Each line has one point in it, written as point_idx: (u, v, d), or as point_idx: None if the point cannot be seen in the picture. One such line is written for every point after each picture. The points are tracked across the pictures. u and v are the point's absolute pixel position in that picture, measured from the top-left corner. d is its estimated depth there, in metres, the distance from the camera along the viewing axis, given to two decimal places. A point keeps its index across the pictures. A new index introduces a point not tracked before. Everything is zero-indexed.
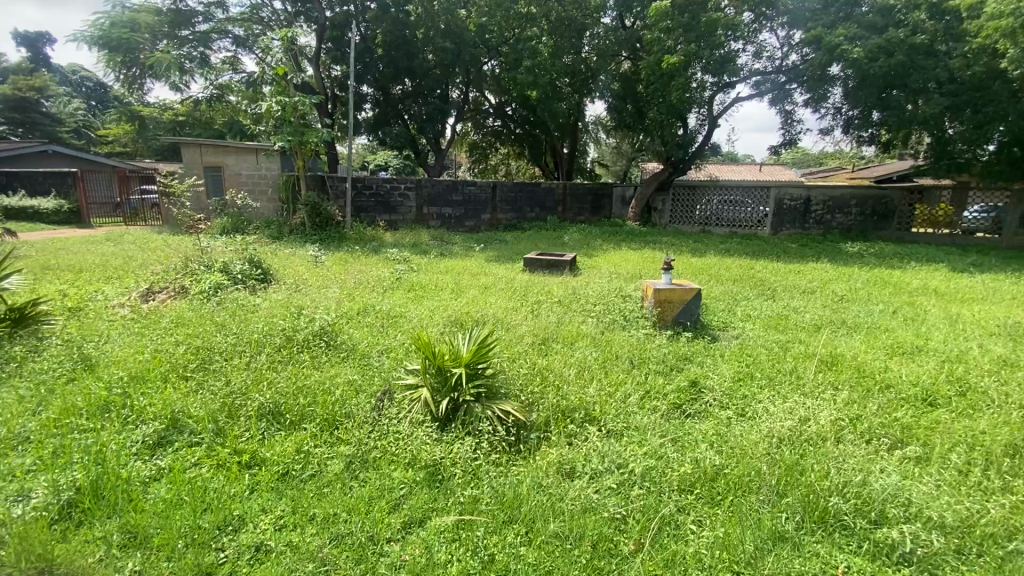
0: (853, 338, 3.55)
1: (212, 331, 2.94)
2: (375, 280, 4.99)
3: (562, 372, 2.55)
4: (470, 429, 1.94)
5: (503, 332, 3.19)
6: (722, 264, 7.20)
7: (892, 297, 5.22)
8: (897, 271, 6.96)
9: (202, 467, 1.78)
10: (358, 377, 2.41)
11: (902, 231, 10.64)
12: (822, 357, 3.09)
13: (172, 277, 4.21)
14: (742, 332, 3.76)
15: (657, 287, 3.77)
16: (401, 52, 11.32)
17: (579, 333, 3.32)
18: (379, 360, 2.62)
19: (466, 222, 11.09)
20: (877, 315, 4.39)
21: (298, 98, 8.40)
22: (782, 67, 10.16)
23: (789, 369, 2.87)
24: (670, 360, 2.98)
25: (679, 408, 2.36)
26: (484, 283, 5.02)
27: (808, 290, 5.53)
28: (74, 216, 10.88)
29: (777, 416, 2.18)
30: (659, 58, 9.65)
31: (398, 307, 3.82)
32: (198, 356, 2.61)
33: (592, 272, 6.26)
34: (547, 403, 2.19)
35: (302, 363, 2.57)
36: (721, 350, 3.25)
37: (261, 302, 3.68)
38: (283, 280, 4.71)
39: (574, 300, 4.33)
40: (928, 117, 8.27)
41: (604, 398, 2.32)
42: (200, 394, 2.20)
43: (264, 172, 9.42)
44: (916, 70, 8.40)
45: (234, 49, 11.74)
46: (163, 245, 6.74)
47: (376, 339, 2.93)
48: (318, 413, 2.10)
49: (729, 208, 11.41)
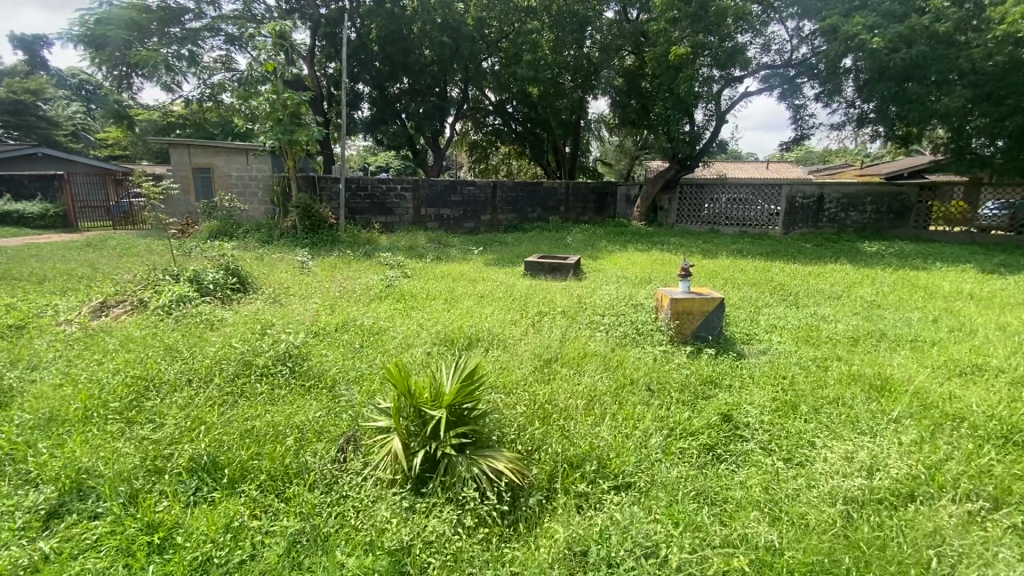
0: (900, 355, 3.11)
1: (160, 357, 2.50)
2: (362, 289, 4.57)
3: (568, 406, 2.13)
4: (451, 494, 1.53)
5: (500, 353, 2.78)
6: (736, 266, 6.74)
7: (928, 303, 4.76)
8: (922, 272, 6.50)
9: (96, 554, 1.34)
10: (322, 416, 2.00)
11: (920, 229, 10.34)
12: (870, 381, 2.64)
13: (132, 289, 3.78)
14: (769, 346, 3.33)
15: (674, 295, 3.33)
16: (397, 48, 10.80)
17: (587, 352, 2.89)
18: (349, 392, 2.21)
19: (465, 223, 10.67)
20: (916, 324, 3.94)
21: (287, 95, 7.96)
22: (791, 61, 9.73)
23: (836, 396, 2.45)
24: (693, 385, 2.56)
25: (712, 450, 1.95)
26: (481, 291, 4.60)
27: (834, 296, 5.07)
28: (61, 221, 10.50)
29: (837, 466, 1.77)
30: (665, 50, 9.20)
31: (382, 321, 3.40)
32: (133, 390, 2.17)
33: (598, 276, 5.83)
34: (549, 451, 1.77)
35: (257, 397, 2.15)
36: (751, 370, 2.82)
37: (227, 318, 3.26)
38: (260, 290, 4.29)
39: (579, 311, 3.90)
40: (951, 110, 7.74)
41: (620, 442, 1.90)
42: (122, 444, 1.77)
43: (254, 173, 9.03)
44: (936, 60, 7.91)
45: (226, 48, 11.36)
46: (140, 253, 6.30)
47: (350, 364, 2.51)
48: (264, 468, 1.68)
49: (739, 207, 10.94)
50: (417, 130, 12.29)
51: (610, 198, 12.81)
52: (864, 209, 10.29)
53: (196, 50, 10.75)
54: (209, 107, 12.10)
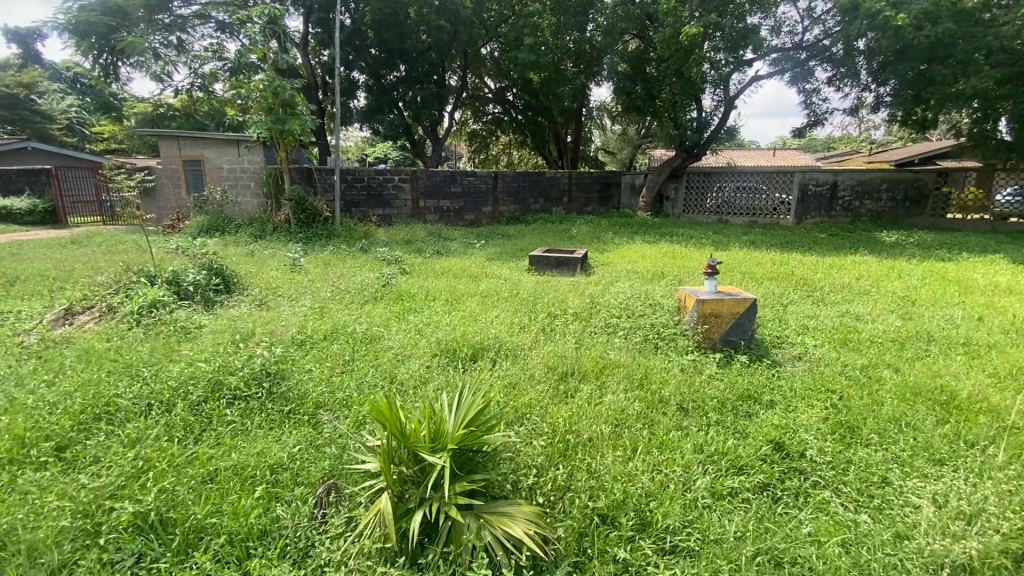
0: (957, 362, 2.77)
1: (116, 377, 2.16)
2: (356, 288, 4.24)
3: (593, 435, 1.81)
4: (458, 569, 1.20)
5: (508, 365, 2.45)
6: (752, 259, 6.40)
7: (966, 298, 4.42)
8: (950, 264, 6.17)
9: None
10: (301, 455, 1.68)
11: (936, 218, 9.78)
12: (935, 397, 2.31)
13: (102, 293, 3.43)
14: (807, 352, 2.99)
15: (701, 296, 3.00)
16: (393, 33, 10.30)
17: (609, 363, 2.56)
18: (333, 420, 1.89)
19: (465, 215, 10.30)
20: (963, 324, 3.59)
21: (278, 82, 7.54)
22: (802, 43, 9.24)
23: (897, 416, 2.12)
24: (730, 401, 2.24)
25: (767, 490, 1.66)
26: (486, 289, 4.26)
27: (863, 291, 4.74)
28: (50, 217, 10.17)
29: (931, 517, 1.47)
30: (674, 32, 8.74)
31: (376, 327, 3.05)
32: (80, 422, 1.83)
33: (607, 271, 5.50)
34: (576, 502, 1.46)
35: (224, 430, 1.82)
36: (791, 382, 2.49)
37: (205, 326, 2.94)
38: (248, 292, 3.97)
39: (593, 312, 3.54)
40: (977, 92, 7.31)
41: (661, 486, 1.59)
42: (53, 493, 1.44)
43: (246, 165, 8.55)
44: (962, 39, 7.47)
45: (218, 36, 10.76)
46: (124, 250, 5.94)
47: (338, 384, 2.18)
48: (223, 527, 1.36)
49: (747, 196, 10.57)
50: (415, 118, 11.87)
51: (614, 188, 12.44)
52: (879, 196, 9.87)
53: (185, 37, 10.30)
54: (201, 97, 11.70)
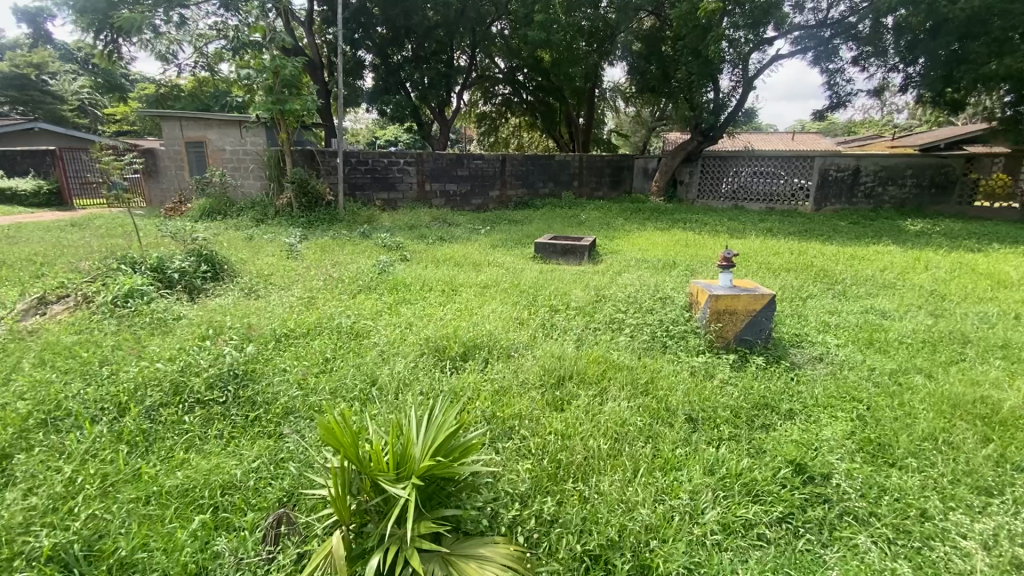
0: (996, 368, 2.51)
1: (70, 378, 1.98)
2: (351, 277, 4.04)
3: (587, 454, 1.61)
4: None
5: (500, 366, 2.25)
6: (768, 248, 6.09)
7: (1002, 294, 4.10)
8: (979, 255, 5.82)
9: None
10: (257, 472, 1.50)
11: (962, 206, 9.40)
12: (977, 410, 2.06)
13: (80, 281, 3.27)
14: (829, 352, 2.75)
15: (714, 291, 2.76)
16: (398, 10, 9.83)
17: (612, 363, 2.34)
18: (296, 433, 1.69)
19: (472, 200, 10.05)
20: (999, 323, 3.31)
21: (278, 61, 7.29)
22: (827, 20, 8.66)
23: (933, 432, 1.89)
24: (744, 410, 2.02)
25: (787, 523, 1.44)
26: (486, 279, 4.03)
27: (888, 284, 4.44)
28: (55, 199, 10.11)
29: (982, 567, 1.25)
30: (691, 8, 8.29)
31: (364, 320, 2.86)
32: (24, 429, 1.66)
33: (615, 260, 5.24)
34: (563, 540, 1.27)
35: (179, 441, 1.64)
36: (811, 387, 2.26)
37: (184, 317, 2.77)
38: (237, 279, 3.80)
39: (598, 306, 3.31)
40: (1013, 72, 6.85)
41: (664, 518, 1.38)
42: None
43: (248, 147, 8.27)
44: (1000, 14, 6.97)
45: (222, 14, 10.44)
46: (119, 233, 5.79)
47: (312, 386, 2.00)
48: (156, 563, 1.18)
49: (765, 181, 10.15)
50: (422, 99, 11.56)
51: (626, 171, 12.07)
52: (903, 182, 9.43)
53: (185, 14, 9.92)
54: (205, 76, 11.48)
